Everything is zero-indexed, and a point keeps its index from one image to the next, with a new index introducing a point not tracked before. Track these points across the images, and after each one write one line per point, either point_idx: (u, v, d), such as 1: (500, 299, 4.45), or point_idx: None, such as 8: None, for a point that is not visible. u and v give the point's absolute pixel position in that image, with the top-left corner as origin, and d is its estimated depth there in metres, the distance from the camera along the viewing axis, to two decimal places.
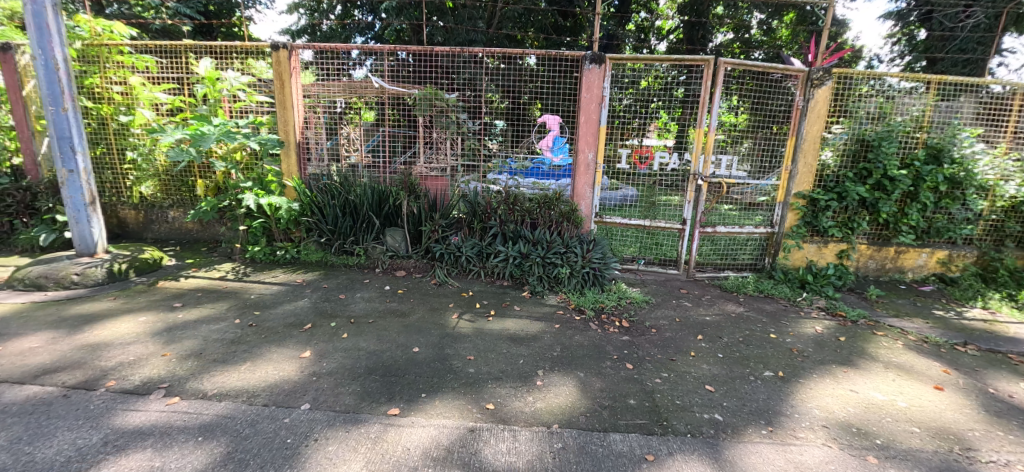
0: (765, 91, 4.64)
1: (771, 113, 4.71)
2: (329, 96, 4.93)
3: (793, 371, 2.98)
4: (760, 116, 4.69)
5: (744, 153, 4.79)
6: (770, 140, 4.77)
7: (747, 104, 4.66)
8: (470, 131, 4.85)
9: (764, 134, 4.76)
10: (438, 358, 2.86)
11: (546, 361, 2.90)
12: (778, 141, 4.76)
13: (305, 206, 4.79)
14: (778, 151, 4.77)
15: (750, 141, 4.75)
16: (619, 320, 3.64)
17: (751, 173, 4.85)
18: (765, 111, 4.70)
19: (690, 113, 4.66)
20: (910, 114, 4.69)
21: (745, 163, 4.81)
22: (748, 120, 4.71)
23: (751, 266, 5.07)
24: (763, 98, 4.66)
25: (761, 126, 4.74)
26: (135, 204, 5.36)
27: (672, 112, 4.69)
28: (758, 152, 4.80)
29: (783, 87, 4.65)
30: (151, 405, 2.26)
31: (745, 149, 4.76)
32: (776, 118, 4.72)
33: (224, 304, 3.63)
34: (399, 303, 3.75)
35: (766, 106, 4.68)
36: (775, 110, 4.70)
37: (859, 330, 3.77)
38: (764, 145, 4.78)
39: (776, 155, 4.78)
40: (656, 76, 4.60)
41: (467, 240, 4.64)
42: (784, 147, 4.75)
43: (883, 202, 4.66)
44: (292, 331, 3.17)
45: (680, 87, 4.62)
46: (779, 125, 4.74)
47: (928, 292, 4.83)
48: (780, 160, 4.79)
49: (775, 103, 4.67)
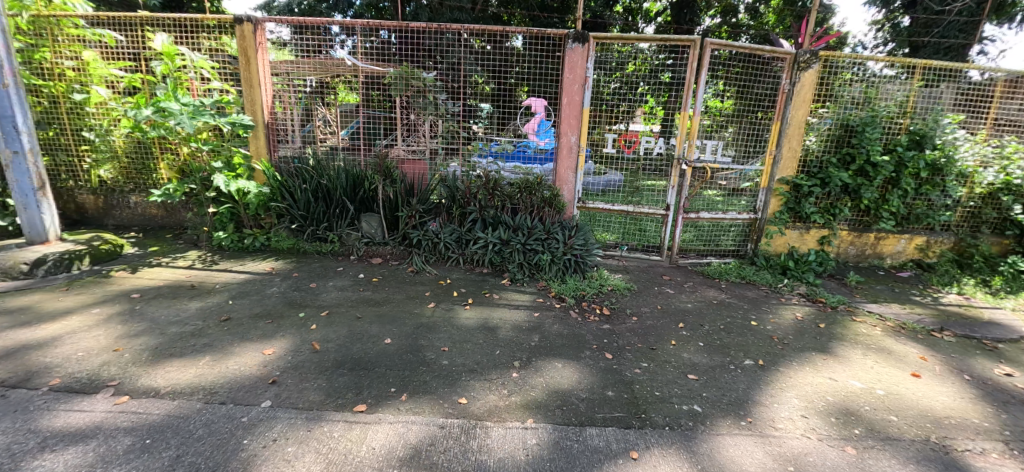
0: (751, 75, 4.57)
1: (758, 98, 4.63)
2: (299, 75, 4.72)
3: (773, 359, 2.93)
4: (747, 101, 4.61)
5: (729, 138, 4.71)
6: (756, 124, 4.70)
7: (735, 89, 4.56)
8: (450, 112, 4.68)
9: (751, 120, 4.69)
10: (410, 349, 2.75)
11: (524, 352, 2.81)
12: (762, 124, 4.70)
13: (275, 191, 4.55)
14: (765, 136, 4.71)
15: (736, 126, 4.66)
16: (600, 308, 3.57)
17: (736, 159, 4.76)
18: (750, 97, 4.61)
19: (677, 98, 4.53)
20: (894, 100, 4.65)
21: (730, 148, 4.73)
22: (736, 105, 4.61)
23: (733, 252, 5.05)
24: (751, 82, 4.58)
25: (750, 112, 4.66)
26: (93, 189, 5.09)
27: (659, 95, 4.55)
28: (743, 137, 4.73)
29: (770, 70, 4.56)
30: (97, 405, 2.10)
31: (730, 135, 4.68)
32: (762, 104, 4.65)
33: (186, 295, 3.45)
34: (373, 291, 3.61)
35: (752, 89, 4.60)
36: (761, 95, 4.62)
37: (839, 317, 3.76)
38: (749, 130, 4.71)
39: (761, 140, 4.72)
40: (643, 60, 4.49)
41: (446, 226, 4.48)
42: (768, 131, 4.70)
43: (865, 188, 4.64)
44: (257, 323, 3.02)
45: (666, 72, 4.51)
46: (765, 110, 4.67)
47: (906, 278, 4.87)
48: (765, 146, 4.73)
49: (761, 89, 4.60)
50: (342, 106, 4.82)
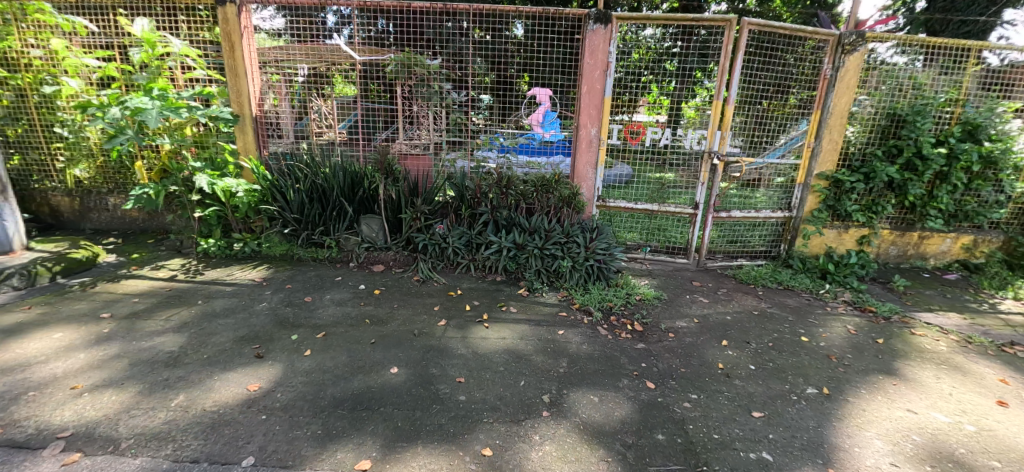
0: (761, 61, 4.10)
1: (761, 87, 4.18)
2: (291, 62, 4.26)
3: (839, 386, 2.52)
4: (749, 92, 4.15)
5: (736, 127, 4.26)
6: (763, 112, 4.24)
7: (746, 76, 4.09)
8: (456, 102, 4.24)
9: (755, 110, 4.22)
10: (419, 382, 2.35)
11: (552, 382, 2.42)
12: (771, 113, 4.26)
13: (265, 192, 4.12)
14: (775, 128, 4.31)
15: (743, 114, 4.20)
16: (630, 323, 3.17)
17: (742, 149, 4.36)
18: (755, 86, 4.15)
19: (685, 86, 4.11)
20: (945, 86, 4.24)
21: (737, 137, 4.30)
22: (745, 92, 4.15)
23: (765, 254, 4.66)
24: (757, 69, 4.11)
25: (752, 101, 4.19)
26: (68, 190, 4.71)
27: (663, 85, 4.12)
28: (752, 125, 4.27)
29: (778, 58, 4.12)
30: (41, 467, 1.75)
31: (737, 124, 4.21)
32: (765, 94, 4.20)
33: (164, 312, 3.06)
34: (375, 306, 3.21)
35: (760, 76, 4.14)
36: (766, 83, 4.18)
37: (895, 328, 3.34)
38: (758, 120, 4.25)
39: (767, 129, 4.29)
40: (648, 48, 4.06)
41: (454, 228, 4.06)
42: (775, 122, 4.29)
43: (912, 184, 4.21)
44: (243, 349, 2.63)
45: (673, 59, 4.07)
46: (770, 101, 4.22)
47: (953, 280, 4.47)
48: (778, 137, 4.33)
49: (768, 78, 4.15)
50: (338, 97, 4.35)
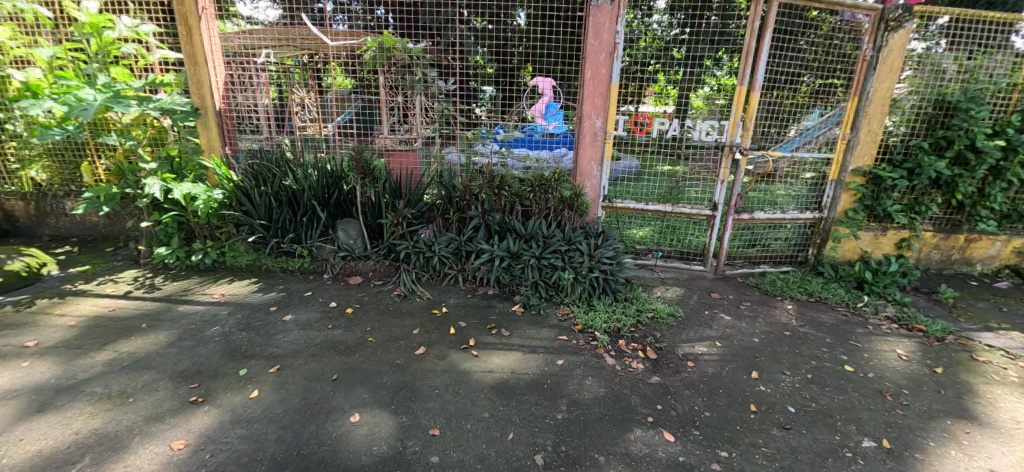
0: (780, 44, 3.65)
1: (776, 72, 3.71)
2: (256, 47, 3.81)
3: (901, 437, 2.05)
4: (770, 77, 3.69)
5: None
6: (774, 100, 3.80)
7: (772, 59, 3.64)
8: (442, 91, 3.74)
9: (765, 99, 3.77)
10: (383, 435, 1.91)
11: (548, 434, 1.97)
12: (783, 102, 3.81)
13: (229, 195, 3.66)
14: (787, 118, 3.86)
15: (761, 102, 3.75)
16: (642, 349, 2.71)
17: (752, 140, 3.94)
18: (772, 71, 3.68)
19: (692, 75, 3.69)
20: (1003, 70, 3.68)
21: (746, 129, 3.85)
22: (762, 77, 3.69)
23: (790, 259, 4.17)
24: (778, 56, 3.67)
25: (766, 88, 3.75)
26: (23, 194, 4.30)
27: (670, 73, 3.68)
28: (766, 113, 3.80)
29: (793, 43, 3.64)
30: None
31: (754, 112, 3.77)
32: (780, 79, 3.73)
33: (100, 339, 2.65)
34: (346, 330, 2.77)
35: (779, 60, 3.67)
36: (785, 68, 3.70)
37: (954, 353, 2.85)
38: (771, 109, 3.80)
39: (779, 119, 3.84)
40: (656, 36, 3.60)
41: (441, 235, 3.60)
42: (787, 110, 3.84)
43: (962, 181, 3.69)
44: (179, 389, 2.20)
45: (678, 47, 3.68)
46: (780, 89, 3.78)
47: (1006, 290, 3.95)
48: (789, 127, 3.90)
49: (787, 63, 3.67)
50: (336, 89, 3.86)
